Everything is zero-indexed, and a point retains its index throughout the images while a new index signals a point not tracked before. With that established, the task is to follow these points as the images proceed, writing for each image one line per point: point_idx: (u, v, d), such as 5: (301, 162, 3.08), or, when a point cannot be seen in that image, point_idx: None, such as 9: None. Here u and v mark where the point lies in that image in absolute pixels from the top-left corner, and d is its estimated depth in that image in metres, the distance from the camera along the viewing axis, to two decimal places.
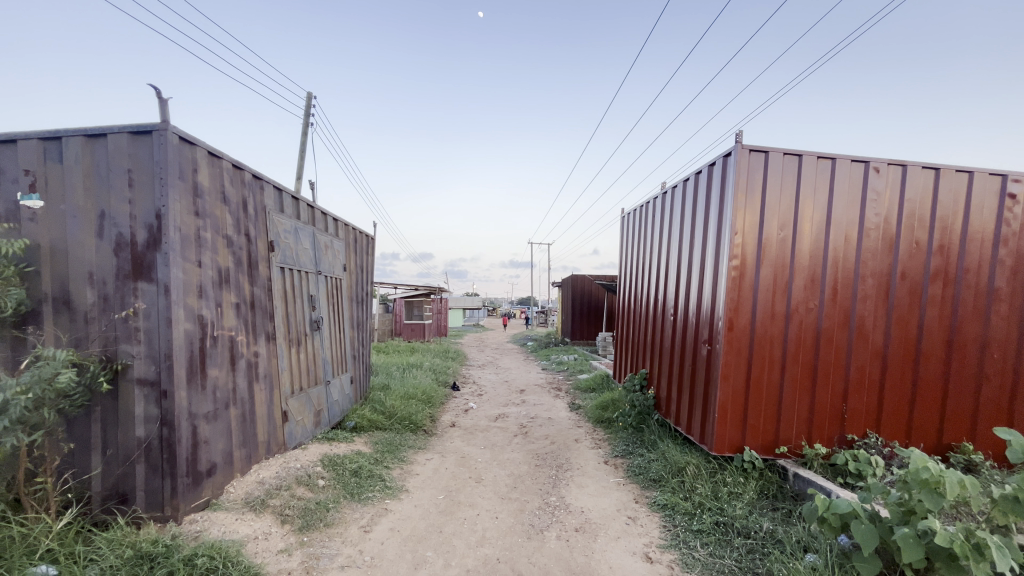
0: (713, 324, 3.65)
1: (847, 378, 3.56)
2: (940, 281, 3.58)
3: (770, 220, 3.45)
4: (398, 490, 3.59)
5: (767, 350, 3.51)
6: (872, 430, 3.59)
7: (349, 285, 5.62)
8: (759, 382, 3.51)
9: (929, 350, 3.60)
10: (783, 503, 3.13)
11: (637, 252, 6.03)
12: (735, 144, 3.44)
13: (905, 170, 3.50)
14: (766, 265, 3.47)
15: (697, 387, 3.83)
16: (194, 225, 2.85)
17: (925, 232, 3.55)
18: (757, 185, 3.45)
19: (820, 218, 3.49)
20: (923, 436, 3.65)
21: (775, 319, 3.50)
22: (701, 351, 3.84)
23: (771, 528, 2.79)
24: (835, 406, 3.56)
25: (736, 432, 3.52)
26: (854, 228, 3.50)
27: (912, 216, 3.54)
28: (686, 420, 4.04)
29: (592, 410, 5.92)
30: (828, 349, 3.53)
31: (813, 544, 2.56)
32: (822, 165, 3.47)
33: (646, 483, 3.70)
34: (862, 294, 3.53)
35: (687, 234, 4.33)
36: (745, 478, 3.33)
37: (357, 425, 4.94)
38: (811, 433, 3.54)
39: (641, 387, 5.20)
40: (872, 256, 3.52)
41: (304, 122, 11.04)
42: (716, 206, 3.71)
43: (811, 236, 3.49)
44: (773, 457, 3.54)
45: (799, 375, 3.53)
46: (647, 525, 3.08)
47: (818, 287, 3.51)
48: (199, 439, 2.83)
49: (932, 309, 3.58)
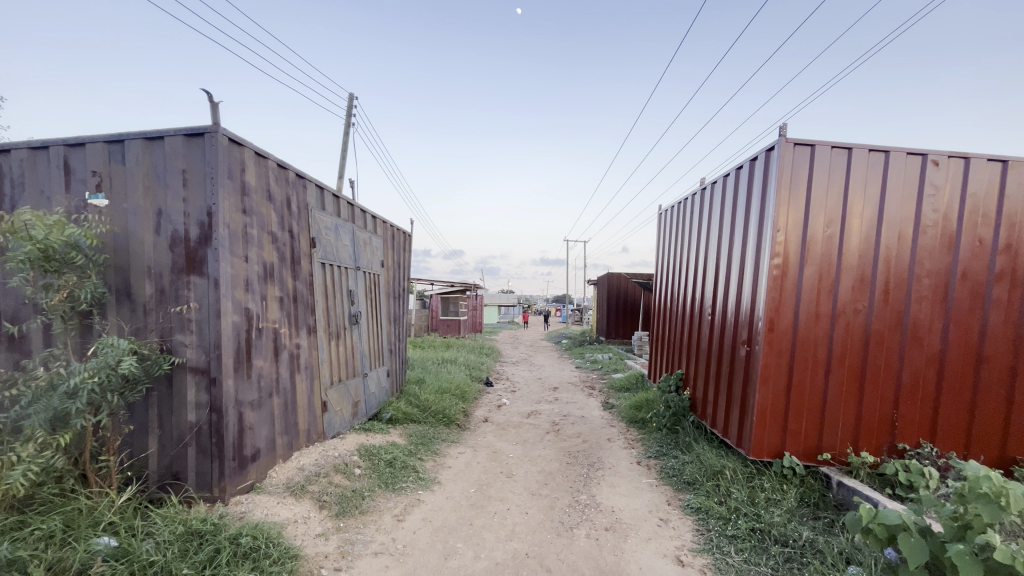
0: (752, 325, 3.52)
1: (898, 384, 3.37)
2: (1006, 282, 3.33)
3: (816, 217, 3.31)
4: (430, 482, 3.67)
5: (810, 353, 3.36)
6: (926, 439, 3.38)
7: (386, 281, 5.77)
8: (802, 385, 3.37)
9: (992, 357, 3.36)
10: (825, 512, 2.99)
11: (674, 251, 5.90)
12: (779, 138, 3.31)
13: (968, 163, 3.28)
14: (810, 264, 3.32)
15: (735, 389, 3.72)
16: (242, 222, 3.01)
17: (990, 230, 3.32)
18: (802, 179, 3.30)
19: (870, 215, 3.32)
20: (983, 448, 3.42)
21: (819, 320, 3.35)
22: (740, 352, 3.72)
23: (811, 537, 2.68)
24: (885, 413, 3.38)
25: (776, 437, 3.39)
26: (908, 225, 3.31)
27: (975, 213, 3.30)
28: (723, 423, 3.93)
29: (626, 410, 5.84)
30: (878, 353, 3.35)
31: (856, 556, 2.44)
32: (873, 158, 3.30)
33: (680, 486, 3.62)
34: (917, 295, 3.33)
35: (726, 232, 4.21)
36: (784, 485, 3.21)
37: (392, 417, 5.09)
38: (857, 440, 3.38)
39: (676, 388, 5.12)
40: (929, 255, 3.31)
41: (347, 122, 11.41)
42: (757, 201, 3.59)
43: (860, 234, 3.32)
44: (815, 464, 3.39)
45: (845, 379, 3.37)
46: (680, 528, 3.02)
47: (867, 287, 3.34)
48: (245, 425, 2.98)
49: (996, 313, 3.34)
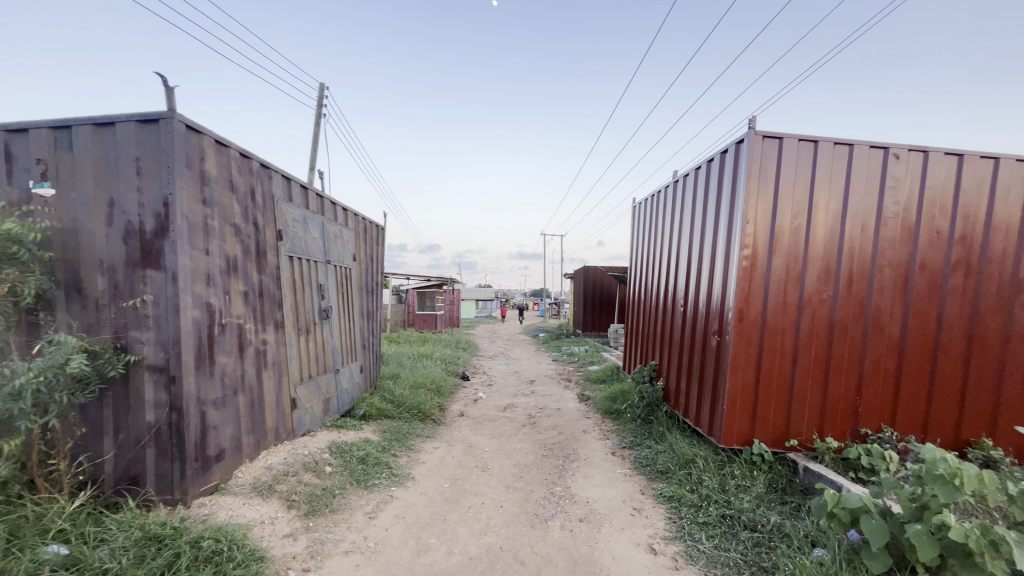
0: (723, 315, 3.58)
1: (861, 371, 3.47)
2: (961, 272, 3.46)
3: (783, 209, 3.36)
4: (404, 478, 3.61)
5: (778, 342, 3.43)
6: (886, 424, 3.50)
7: (358, 275, 5.66)
8: (770, 373, 3.44)
9: (947, 344, 3.49)
10: (792, 496, 3.06)
11: (648, 243, 5.95)
12: (748, 131, 3.35)
13: (926, 157, 3.38)
14: (778, 255, 3.38)
15: (707, 378, 3.78)
16: (202, 213, 2.88)
17: (946, 221, 3.43)
18: (770, 171, 3.35)
19: (835, 208, 3.39)
20: (939, 431, 3.56)
21: (786, 310, 3.42)
22: (711, 342, 3.77)
23: (778, 522, 2.74)
24: (848, 400, 3.48)
25: (745, 425, 3.46)
26: (870, 217, 3.40)
27: (933, 205, 3.41)
28: (695, 413, 3.99)
29: (601, 401, 5.88)
30: (842, 342, 3.45)
31: (821, 539, 2.50)
32: (838, 151, 3.37)
33: (653, 475, 3.66)
34: (879, 285, 3.43)
35: (698, 224, 4.26)
36: (753, 472, 3.28)
37: (365, 413, 5.00)
38: (823, 426, 3.47)
39: (650, 378, 5.18)
40: (890, 246, 3.41)
41: (317, 113, 11.12)
42: (728, 193, 3.63)
43: (826, 225, 3.39)
44: (783, 451, 3.47)
45: (811, 367, 3.46)
46: (652, 517, 3.05)
47: (832, 278, 3.42)
48: (207, 425, 2.87)
49: (952, 301, 3.46)
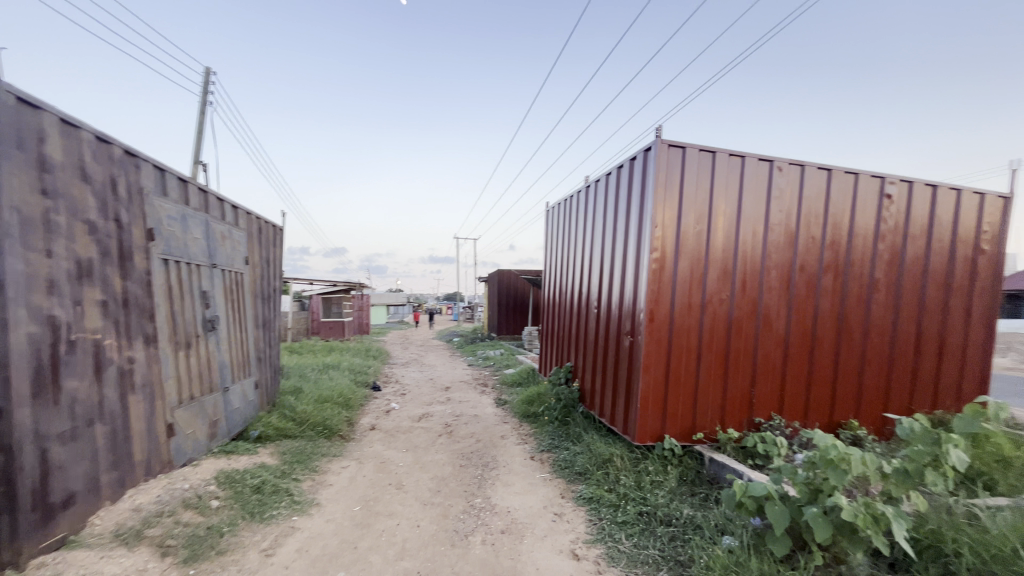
0: (635, 316, 3.69)
1: (754, 365, 3.77)
2: (831, 273, 3.89)
3: (687, 214, 3.55)
4: (307, 505, 3.26)
5: (684, 340, 3.61)
6: (776, 412, 3.83)
7: (252, 280, 5.08)
8: (678, 371, 3.61)
9: (822, 337, 3.91)
10: (701, 488, 3.22)
11: (561, 247, 6.05)
12: (655, 139, 3.50)
13: (803, 170, 3.77)
14: (683, 258, 3.56)
15: (621, 378, 3.88)
16: (41, 206, 2.35)
17: (819, 228, 3.85)
18: (675, 178, 3.53)
19: (731, 214, 3.66)
20: (817, 416, 3.97)
21: (691, 310, 3.61)
22: (624, 343, 3.88)
23: (690, 514, 2.85)
24: (745, 392, 3.76)
25: (657, 422, 3.59)
26: (760, 223, 3.71)
27: (809, 213, 3.81)
28: (610, 412, 4.09)
29: (518, 405, 5.86)
30: (738, 338, 3.72)
31: (729, 527, 2.63)
32: (732, 162, 3.64)
33: (572, 477, 3.67)
34: (768, 285, 3.75)
35: (610, 228, 4.38)
36: (665, 466, 3.40)
37: (261, 434, 4.48)
38: (724, 417, 3.72)
39: (566, 380, 5.24)
40: (776, 250, 3.75)
41: (202, 99, 9.95)
42: (637, 199, 3.77)
43: (723, 230, 3.64)
44: (690, 444, 3.66)
45: (713, 363, 3.68)
46: (573, 521, 3.03)
47: (730, 279, 3.68)
48: (50, 465, 2.34)
49: (825, 299, 3.89)
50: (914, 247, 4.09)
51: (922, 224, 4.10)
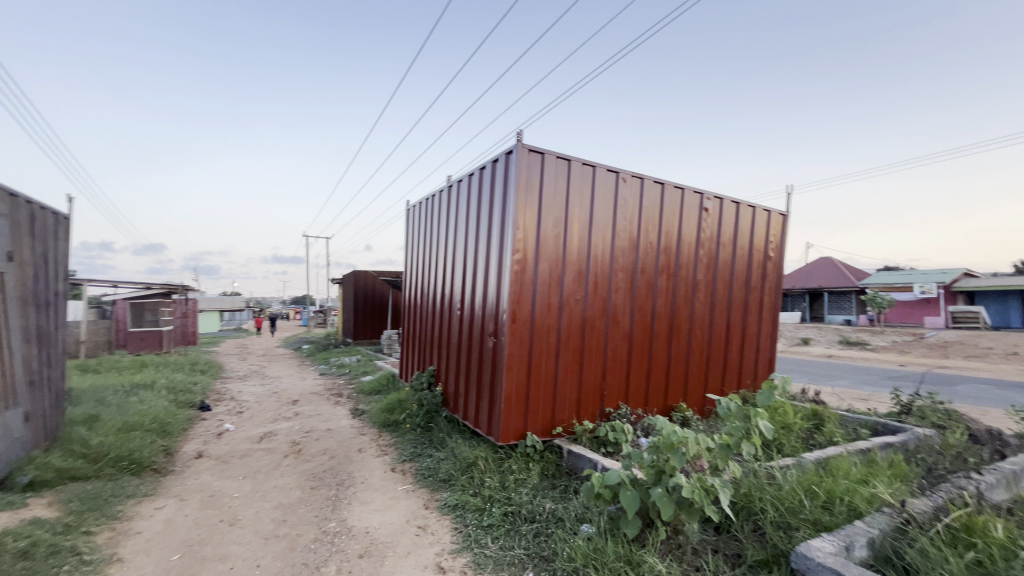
0: (498, 317, 3.72)
1: (605, 360, 4.08)
2: (665, 275, 4.41)
3: (546, 218, 3.69)
4: (103, 564, 2.59)
5: (544, 339, 3.75)
6: (622, 402, 4.20)
7: (19, 281, 3.92)
8: (539, 369, 3.73)
9: (658, 332, 4.40)
10: (560, 480, 3.36)
11: (422, 248, 5.88)
12: (517, 143, 3.57)
13: (642, 183, 4.21)
14: (543, 260, 3.70)
15: (484, 379, 3.87)
16: None
17: (656, 235, 4.33)
18: (536, 183, 3.64)
19: (584, 219, 3.91)
20: (656, 402, 4.45)
21: (550, 310, 3.76)
22: (487, 344, 3.88)
23: (552, 507, 2.95)
24: (597, 385, 4.05)
25: (519, 420, 3.65)
26: (608, 229, 4.04)
27: (647, 221, 4.27)
28: (474, 414, 4.06)
29: (377, 414, 5.52)
30: (591, 335, 3.99)
31: (587, 515, 2.77)
32: (585, 171, 3.90)
33: (437, 485, 3.55)
34: (615, 286, 4.09)
35: (472, 229, 4.36)
36: (528, 464, 3.48)
37: (33, 480, 3.46)
38: (579, 410, 3.95)
39: (429, 384, 5.09)
40: (622, 253, 4.12)
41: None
42: (500, 201, 3.80)
43: (578, 234, 3.87)
44: (550, 439, 3.80)
45: (570, 360, 3.89)
46: (438, 532, 2.91)
47: (583, 280, 3.93)
48: None
49: (660, 298, 4.38)
50: (724, 253, 4.85)
51: (730, 234, 4.89)
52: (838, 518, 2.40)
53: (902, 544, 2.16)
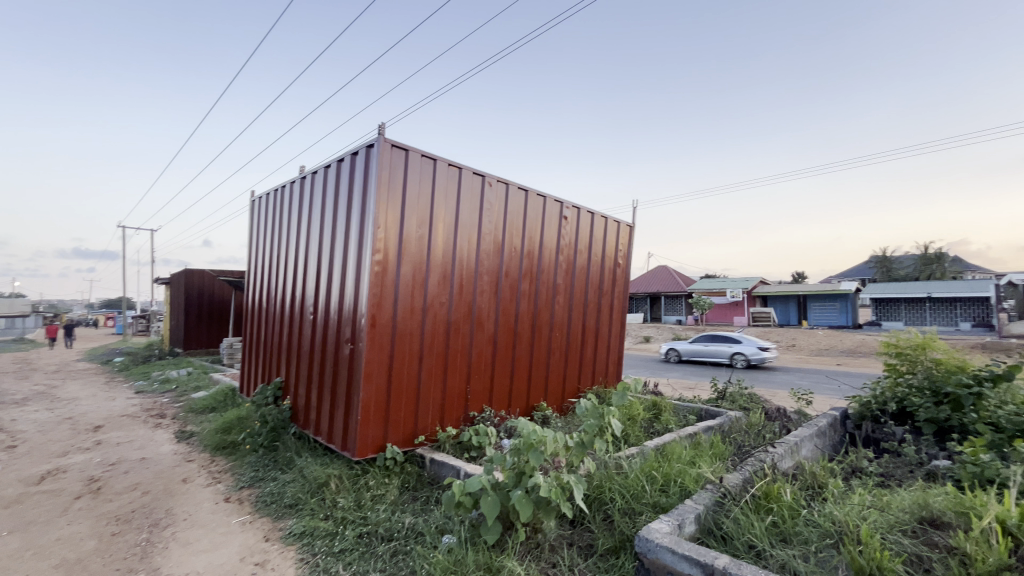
0: (355, 322, 3.45)
1: (469, 363, 4.05)
2: (528, 279, 4.55)
3: (409, 218, 3.54)
4: None
5: (406, 345, 3.58)
6: (486, 405, 4.21)
7: None
8: (400, 376, 3.55)
9: (521, 334, 4.52)
10: (422, 491, 3.23)
11: (269, 246, 5.25)
12: (378, 136, 3.37)
13: (507, 188, 4.30)
14: (405, 261, 3.53)
15: (340, 390, 3.56)
16: None
17: (519, 240, 4.45)
18: (399, 180, 3.47)
19: (450, 221, 3.84)
20: (518, 403, 4.55)
21: (413, 314, 3.61)
22: (343, 351, 3.58)
23: (412, 522, 2.80)
24: (461, 390, 3.99)
25: (379, 431, 3.43)
26: (474, 232, 4.03)
27: (511, 226, 4.36)
28: (327, 428, 3.71)
29: (209, 436, 4.75)
30: (455, 339, 3.92)
31: (448, 526, 2.68)
32: (451, 172, 3.84)
33: (281, 512, 3.15)
34: (480, 289, 4.09)
35: (328, 226, 4.00)
36: (387, 478, 3.28)
37: None
38: (443, 417, 3.86)
39: (275, 398, 4.54)
40: (486, 257, 4.14)
41: None
42: (359, 197, 3.54)
43: (443, 236, 3.79)
44: (412, 448, 3.64)
45: (433, 365, 3.78)
46: (280, 566, 2.57)
47: (448, 283, 3.85)
48: None
49: (523, 301, 4.50)
50: (581, 259, 5.19)
51: (586, 242, 5.24)
52: (673, 499, 2.68)
53: (720, 516, 2.49)
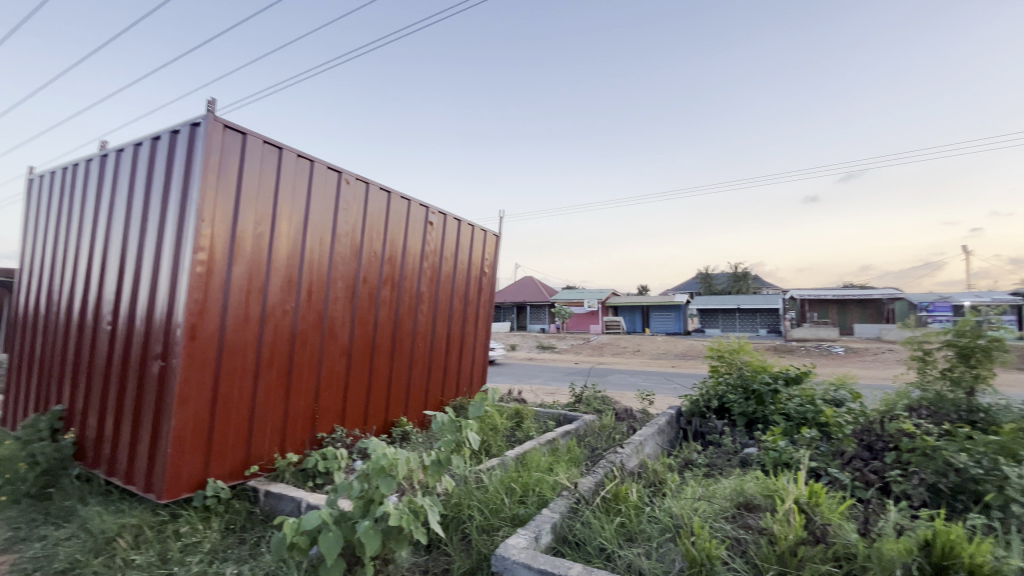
0: (168, 334, 2.84)
1: (317, 378, 3.63)
2: (389, 286, 4.27)
3: (246, 212, 3.06)
4: None
5: (238, 360, 3.06)
6: (338, 424, 3.82)
7: None
8: (229, 397, 3.02)
9: (380, 345, 4.21)
10: (251, 532, 2.76)
11: (53, 237, 4.15)
12: (206, 113, 2.85)
13: (366, 188, 4.00)
14: (239, 262, 3.03)
15: (144, 417, 2.90)
16: None
17: (380, 244, 4.16)
18: (233, 167, 2.98)
19: (297, 219, 3.42)
20: (375, 420, 4.21)
21: (247, 323, 3.11)
22: (151, 369, 2.93)
23: (234, 572, 2.36)
24: (307, 409, 3.56)
25: (197, 465, 2.86)
26: (326, 233, 3.65)
27: (371, 229, 4.06)
28: (126, 466, 2.99)
29: None
30: (301, 352, 3.49)
31: (280, 572, 2.30)
32: (300, 164, 3.44)
33: None
34: (332, 296, 3.71)
35: (136, 215, 3.27)
36: (205, 521, 2.74)
37: None
38: (283, 441, 3.38)
39: (51, 432, 3.55)
40: (341, 261, 3.78)
41: None
42: (178, 183, 2.95)
43: (288, 235, 3.36)
44: (242, 481, 3.12)
45: (273, 382, 3.30)
46: None
47: (294, 288, 3.42)
48: None
49: (383, 309, 4.21)
50: (446, 267, 5.06)
51: (451, 249, 5.13)
52: (530, 510, 2.66)
53: (574, 522, 2.53)
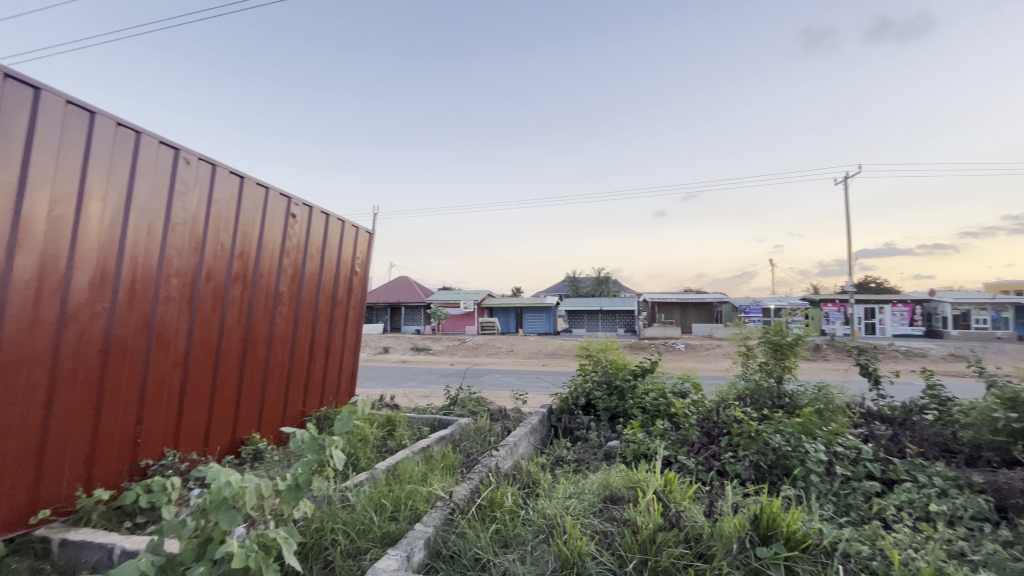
0: None
1: (141, 395, 3.02)
2: (239, 284, 3.73)
3: (37, 188, 2.41)
4: None
5: (21, 376, 2.39)
6: (168, 448, 3.21)
7: None
8: (6, 425, 2.34)
9: (227, 353, 3.65)
10: None
11: None
12: None
13: (213, 170, 3.46)
14: (25, 251, 2.38)
15: None
16: None
17: (229, 236, 3.62)
18: (18, 129, 2.33)
19: (116, 200, 2.80)
20: (218, 439, 3.64)
21: (36, 329, 2.45)
22: None
23: None
24: (125, 433, 2.93)
25: None
26: (158, 220, 3.06)
27: (218, 218, 3.51)
28: None
29: None
30: (119, 364, 2.86)
31: None
32: (121, 135, 2.84)
33: None
34: (164, 295, 3.12)
35: None
36: None
37: None
38: (89, 475, 2.73)
39: None
40: (177, 254, 3.20)
41: None
42: None
43: (102, 220, 2.73)
44: (24, 532, 2.44)
45: (76, 402, 2.65)
46: None
47: (109, 286, 2.79)
48: None
49: (231, 311, 3.66)
50: (311, 265, 4.61)
51: (317, 245, 4.69)
52: (402, 525, 2.50)
53: (448, 535, 2.44)
